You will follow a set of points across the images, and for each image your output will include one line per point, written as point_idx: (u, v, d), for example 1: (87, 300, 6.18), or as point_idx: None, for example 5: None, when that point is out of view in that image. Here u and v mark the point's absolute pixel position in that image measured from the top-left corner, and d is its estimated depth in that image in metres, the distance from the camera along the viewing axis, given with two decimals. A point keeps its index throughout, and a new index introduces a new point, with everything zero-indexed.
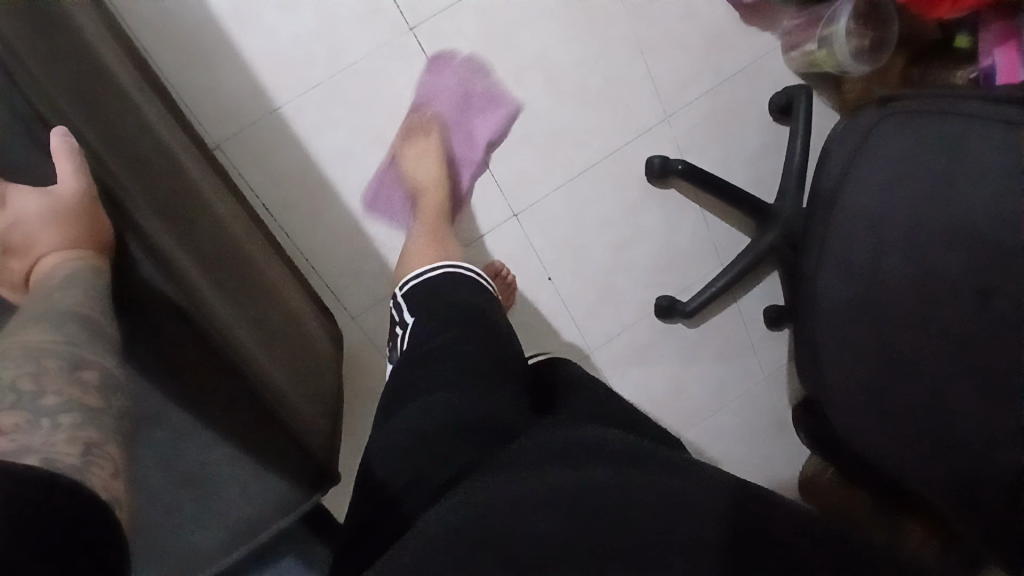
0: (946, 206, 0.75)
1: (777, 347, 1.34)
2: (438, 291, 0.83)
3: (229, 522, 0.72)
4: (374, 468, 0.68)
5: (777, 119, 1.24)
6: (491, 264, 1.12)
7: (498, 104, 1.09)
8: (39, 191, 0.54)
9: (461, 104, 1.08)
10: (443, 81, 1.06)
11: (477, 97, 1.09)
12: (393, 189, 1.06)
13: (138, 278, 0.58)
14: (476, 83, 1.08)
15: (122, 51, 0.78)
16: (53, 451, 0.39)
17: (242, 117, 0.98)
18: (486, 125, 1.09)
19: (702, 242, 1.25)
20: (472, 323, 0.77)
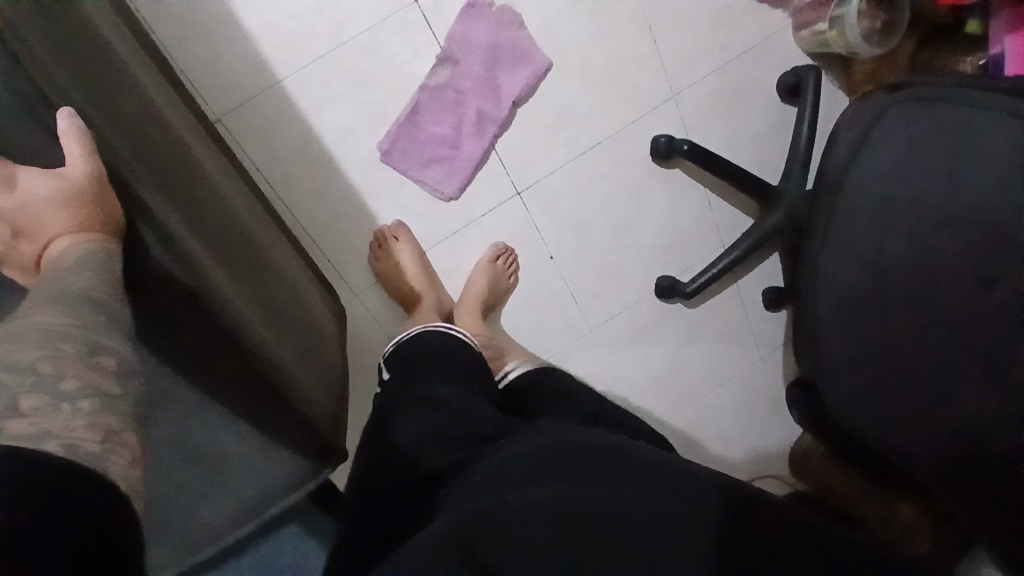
0: (950, 195, 0.75)
1: (774, 328, 1.35)
2: (409, 347, 0.88)
3: (242, 501, 0.76)
4: (382, 458, 0.69)
5: (785, 100, 1.23)
6: (495, 246, 1.12)
7: (528, 60, 1.07)
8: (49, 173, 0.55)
9: (489, 56, 1.05)
10: (474, 30, 1.04)
11: (509, 51, 1.06)
12: (413, 140, 1.05)
13: (154, 264, 0.59)
14: (509, 35, 1.06)
15: (122, 22, 0.77)
16: (74, 436, 0.40)
17: (243, 91, 0.97)
18: (512, 83, 1.07)
19: (705, 222, 1.25)
20: (450, 362, 0.83)
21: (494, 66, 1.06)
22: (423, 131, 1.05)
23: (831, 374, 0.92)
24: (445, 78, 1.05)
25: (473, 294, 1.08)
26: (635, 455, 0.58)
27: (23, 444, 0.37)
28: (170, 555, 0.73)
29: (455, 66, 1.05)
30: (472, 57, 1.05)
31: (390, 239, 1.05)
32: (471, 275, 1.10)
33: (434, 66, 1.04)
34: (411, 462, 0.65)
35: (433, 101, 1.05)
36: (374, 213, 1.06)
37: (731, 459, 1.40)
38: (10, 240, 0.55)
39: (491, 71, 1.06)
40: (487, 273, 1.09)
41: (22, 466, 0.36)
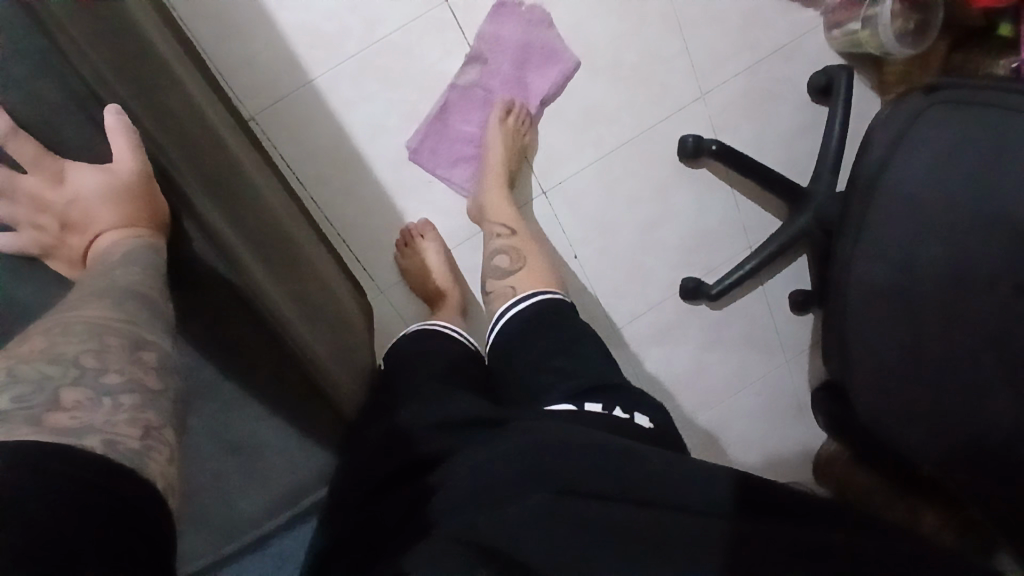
0: (986, 200, 0.74)
1: (801, 331, 1.33)
2: (409, 349, 0.87)
3: (273, 489, 0.80)
4: (386, 438, 0.69)
5: (815, 100, 1.22)
6: (501, 100, 1.06)
7: (556, 60, 1.07)
8: (99, 171, 0.59)
9: (519, 57, 1.07)
10: (503, 30, 1.05)
11: (537, 50, 1.07)
12: (440, 140, 1.06)
13: (195, 255, 0.65)
14: (538, 35, 1.06)
15: (161, 21, 0.78)
16: (114, 433, 0.38)
17: (276, 90, 0.98)
18: (541, 82, 1.08)
19: (732, 223, 1.24)
20: (454, 355, 0.86)
21: (523, 66, 1.08)
22: (452, 131, 1.07)
23: (866, 381, 0.90)
24: (474, 78, 1.06)
25: (498, 164, 1.04)
26: (651, 452, 0.59)
27: (65, 438, 0.36)
28: (205, 535, 0.79)
29: (484, 65, 1.06)
30: (503, 58, 1.07)
31: (417, 237, 1.06)
32: (489, 143, 1.04)
33: (465, 63, 1.05)
34: (415, 445, 0.65)
35: (462, 101, 1.07)
36: (401, 211, 1.06)
37: (752, 462, 1.39)
38: (60, 233, 0.59)
39: (521, 71, 1.07)
40: (504, 129, 1.05)
41: (64, 462, 0.34)
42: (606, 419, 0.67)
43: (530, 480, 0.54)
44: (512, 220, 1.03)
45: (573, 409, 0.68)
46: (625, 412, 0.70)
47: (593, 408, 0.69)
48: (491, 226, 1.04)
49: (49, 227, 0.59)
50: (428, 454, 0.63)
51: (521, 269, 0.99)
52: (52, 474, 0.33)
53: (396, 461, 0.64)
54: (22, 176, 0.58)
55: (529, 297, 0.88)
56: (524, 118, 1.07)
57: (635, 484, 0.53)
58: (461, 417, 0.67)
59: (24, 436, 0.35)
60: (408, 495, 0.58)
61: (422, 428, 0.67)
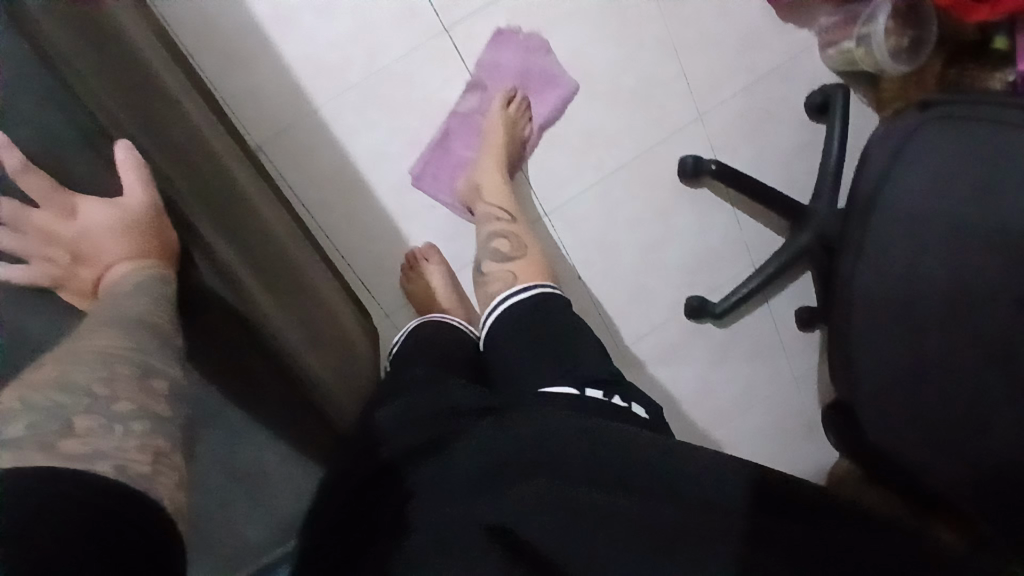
0: (986, 214, 0.74)
1: (806, 348, 1.33)
2: (414, 340, 0.89)
3: (280, 514, 0.80)
4: (365, 437, 0.68)
5: (812, 119, 1.23)
6: (505, 91, 1.08)
7: (555, 84, 1.10)
8: (111, 206, 0.61)
9: (518, 81, 1.10)
10: (502, 56, 1.08)
11: (536, 74, 1.10)
12: (441, 162, 1.07)
13: (201, 283, 0.66)
14: (536, 61, 1.09)
15: (170, 57, 0.81)
16: (125, 458, 0.39)
17: (282, 120, 1.00)
18: (541, 105, 1.10)
19: (734, 242, 1.25)
20: (451, 353, 0.86)
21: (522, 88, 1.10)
22: (452, 152, 1.08)
23: (874, 399, 0.90)
24: (475, 102, 1.08)
25: (498, 148, 1.05)
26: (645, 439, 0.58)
27: (74, 464, 0.36)
28: (212, 563, 0.79)
29: (483, 92, 1.08)
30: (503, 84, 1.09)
31: (421, 260, 1.07)
32: (488, 129, 1.06)
33: (466, 89, 1.07)
34: (387, 440, 0.64)
35: (464, 126, 1.09)
36: (406, 236, 1.08)
37: None
38: (70, 265, 0.61)
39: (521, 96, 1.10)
40: (506, 118, 1.06)
41: (77, 487, 0.35)
42: (607, 406, 0.68)
43: (527, 481, 0.53)
44: (508, 204, 1.04)
45: (576, 394, 0.69)
46: (623, 400, 0.71)
47: (593, 395, 0.70)
48: (485, 209, 1.04)
49: (59, 259, 0.60)
50: (396, 450, 0.61)
51: (521, 257, 0.99)
52: (65, 498, 0.34)
53: (371, 458, 0.62)
54: (35, 210, 0.60)
55: (527, 289, 0.88)
56: (524, 108, 1.08)
57: None
58: (434, 409, 0.66)
59: (38, 462, 0.35)
60: (381, 492, 0.56)
61: (395, 424, 0.66)
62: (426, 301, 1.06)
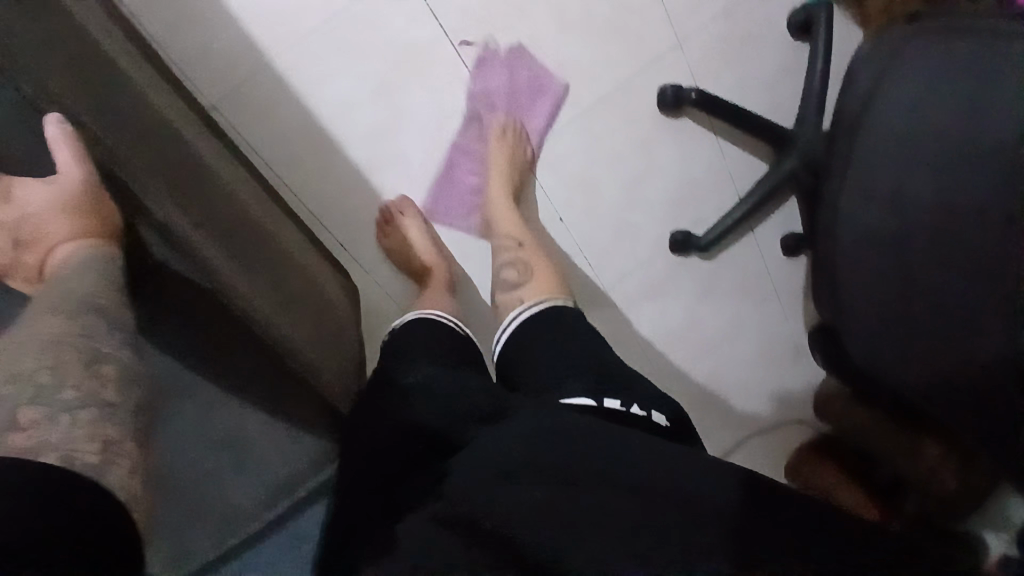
0: (968, 123, 0.71)
1: (793, 275, 1.33)
2: (416, 335, 0.84)
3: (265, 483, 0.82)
4: (363, 465, 0.71)
5: (795, 39, 1.19)
6: (495, 117, 1.07)
7: (544, 92, 1.08)
8: (48, 185, 0.61)
9: (510, 102, 1.08)
10: (490, 82, 1.06)
11: (526, 89, 1.08)
12: (448, 197, 1.08)
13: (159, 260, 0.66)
14: (522, 76, 1.07)
15: (108, 16, 0.76)
16: (72, 448, 0.40)
17: (237, 75, 0.95)
18: (537, 120, 1.09)
19: (718, 172, 1.22)
20: (448, 346, 0.84)
21: (515, 108, 1.09)
22: (459, 186, 1.08)
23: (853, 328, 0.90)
24: (474, 132, 1.07)
25: (500, 175, 1.04)
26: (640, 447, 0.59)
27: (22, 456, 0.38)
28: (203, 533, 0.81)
29: (481, 122, 1.07)
30: (499, 113, 1.08)
31: (396, 214, 1.04)
32: (487, 162, 1.05)
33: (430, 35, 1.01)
34: (394, 469, 0.66)
35: (464, 155, 1.08)
36: (379, 187, 1.04)
37: (753, 415, 1.37)
38: (16, 251, 0.63)
39: (515, 115, 1.08)
40: (502, 147, 1.05)
41: (28, 474, 0.37)
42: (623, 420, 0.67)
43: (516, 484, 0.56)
44: (518, 232, 1.03)
45: (592, 406, 0.69)
46: (643, 407, 0.69)
47: (610, 406, 0.69)
48: (498, 240, 1.03)
49: (5, 247, 0.63)
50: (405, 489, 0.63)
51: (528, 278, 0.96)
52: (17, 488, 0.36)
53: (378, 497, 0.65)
54: None
55: (535, 306, 0.87)
56: (516, 131, 1.07)
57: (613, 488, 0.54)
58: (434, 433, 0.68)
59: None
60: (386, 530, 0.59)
61: (396, 453, 0.68)
62: (403, 254, 1.04)
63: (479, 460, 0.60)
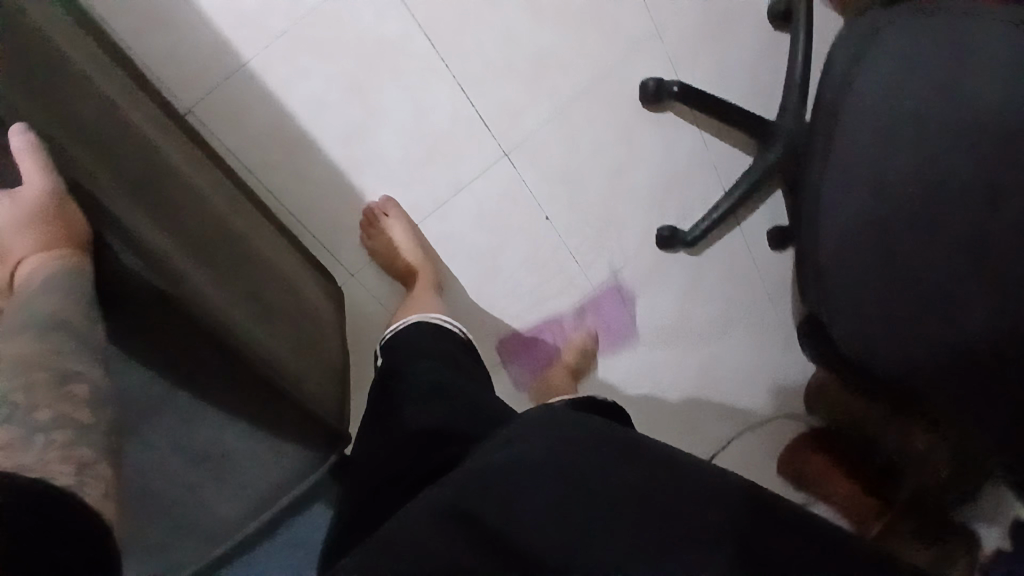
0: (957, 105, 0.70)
1: (778, 265, 1.33)
2: (409, 343, 0.87)
3: (249, 494, 0.80)
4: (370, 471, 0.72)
5: (776, 28, 1.20)
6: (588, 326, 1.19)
7: (625, 329, 1.24)
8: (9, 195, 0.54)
9: (601, 320, 1.22)
10: (602, 296, 1.21)
11: (616, 321, 1.23)
12: (517, 356, 1.17)
13: (125, 271, 0.58)
14: (622, 308, 1.23)
15: (74, 21, 0.74)
16: (48, 470, 0.39)
17: (210, 78, 0.93)
18: (606, 348, 1.22)
19: (701, 161, 1.22)
20: (441, 353, 0.85)
21: (602, 327, 1.22)
22: (530, 357, 1.18)
23: None
24: (563, 318, 1.19)
25: (567, 367, 1.14)
26: (637, 442, 0.59)
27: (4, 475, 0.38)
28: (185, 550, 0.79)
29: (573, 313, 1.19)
30: (592, 319, 1.21)
31: (380, 216, 1.03)
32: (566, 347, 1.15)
33: (406, 34, 1.00)
34: (398, 478, 0.67)
35: (546, 336, 1.18)
36: (360, 187, 1.03)
37: (747, 406, 1.35)
38: None
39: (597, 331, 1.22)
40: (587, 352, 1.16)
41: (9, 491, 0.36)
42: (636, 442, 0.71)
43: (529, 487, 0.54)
44: None
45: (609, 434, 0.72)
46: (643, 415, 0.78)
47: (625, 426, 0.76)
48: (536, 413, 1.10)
49: None
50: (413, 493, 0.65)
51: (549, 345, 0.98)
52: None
53: (392, 502, 0.66)
54: None
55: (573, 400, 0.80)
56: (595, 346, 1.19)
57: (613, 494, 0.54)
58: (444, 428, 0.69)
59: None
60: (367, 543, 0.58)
61: (401, 465, 0.69)
62: (386, 256, 1.03)
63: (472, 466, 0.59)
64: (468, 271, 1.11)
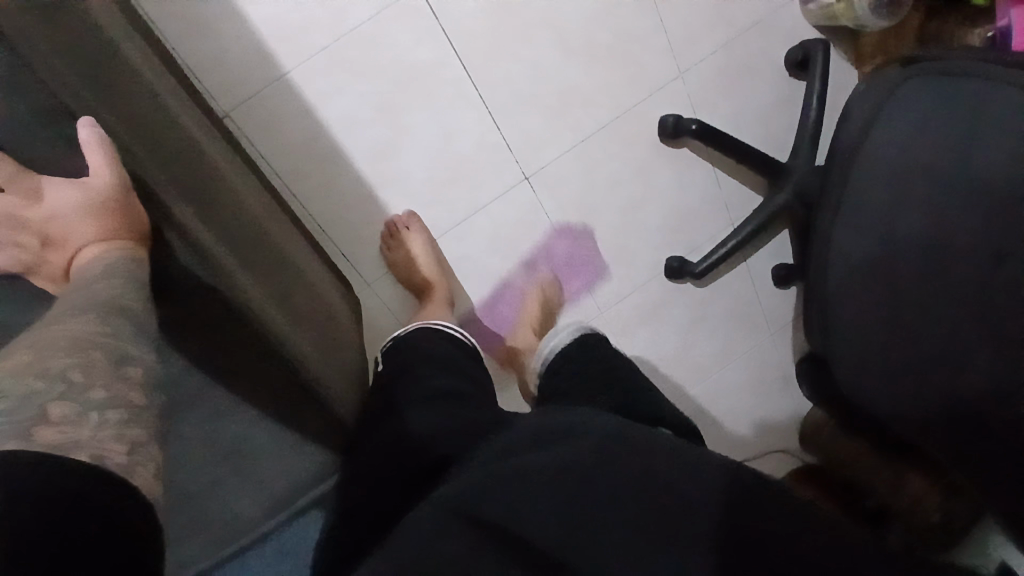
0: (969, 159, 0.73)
1: (783, 304, 1.36)
2: (412, 347, 0.89)
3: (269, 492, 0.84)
4: (378, 468, 0.73)
5: (792, 74, 1.23)
6: (548, 275, 1.17)
7: (592, 264, 1.21)
8: (77, 185, 0.59)
9: (562, 265, 1.19)
10: (557, 243, 1.17)
11: (579, 258, 1.20)
12: (485, 320, 1.17)
13: (179, 266, 0.65)
14: (582, 246, 1.19)
15: (127, 22, 0.77)
16: (102, 448, 0.41)
17: (249, 85, 0.95)
18: (576, 290, 1.21)
19: (714, 201, 1.25)
20: (449, 355, 0.88)
21: (566, 269, 1.20)
22: (494, 316, 1.18)
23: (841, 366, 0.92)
24: (520, 270, 1.16)
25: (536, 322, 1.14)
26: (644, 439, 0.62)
27: (55, 452, 0.39)
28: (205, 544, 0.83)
29: (533, 271, 1.17)
30: (551, 266, 1.18)
31: (401, 228, 1.06)
32: (529, 306, 1.15)
33: (440, 56, 1.02)
34: (399, 475, 0.69)
35: (506, 295, 1.17)
36: (383, 202, 1.06)
37: (734, 433, 1.42)
38: (40, 250, 0.61)
39: (561, 275, 1.19)
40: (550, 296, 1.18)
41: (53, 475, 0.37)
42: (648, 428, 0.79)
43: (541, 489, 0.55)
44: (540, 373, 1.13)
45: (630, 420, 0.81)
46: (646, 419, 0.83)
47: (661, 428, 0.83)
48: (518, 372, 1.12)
49: (30, 244, 0.61)
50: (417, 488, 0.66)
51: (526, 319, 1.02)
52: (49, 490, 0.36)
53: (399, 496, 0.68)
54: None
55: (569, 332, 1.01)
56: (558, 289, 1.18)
57: (623, 503, 0.53)
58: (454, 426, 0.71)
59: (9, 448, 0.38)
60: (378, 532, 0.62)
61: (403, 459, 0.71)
62: (401, 267, 1.06)
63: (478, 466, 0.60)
64: (480, 290, 1.15)
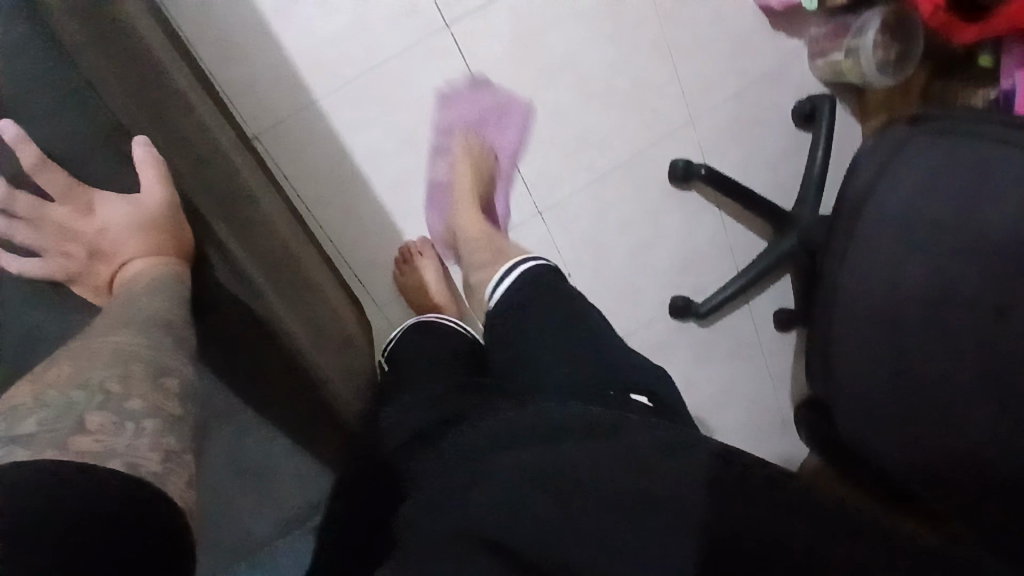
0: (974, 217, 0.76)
1: (783, 347, 1.39)
2: (413, 349, 0.89)
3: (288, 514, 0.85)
4: (364, 471, 0.72)
5: (801, 126, 1.29)
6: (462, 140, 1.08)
7: (511, 112, 1.10)
8: (128, 203, 0.67)
9: (474, 127, 1.10)
10: (457, 111, 1.08)
11: (492, 113, 1.10)
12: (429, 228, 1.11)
13: (219, 283, 0.72)
14: (487, 98, 1.09)
15: (171, 43, 0.79)
16: (137, 456, 0.41)
17: (279, 110, 0.97)
18: (507, 140, 1.11)
19: (719, 244, 1.29)
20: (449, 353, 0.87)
21: (482, 130, 1.10)
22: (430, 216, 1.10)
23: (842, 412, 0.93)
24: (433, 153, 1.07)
25: (467, 193, 1.06)
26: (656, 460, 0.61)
27: (90, 460, 0.39)
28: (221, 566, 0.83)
29: (450, 154, 1.08)
30: (464, 134, 1.09)
31: (415, 254, 1.09)
32: (455, 177, 1.07)
33: (461, 94, 1.07)
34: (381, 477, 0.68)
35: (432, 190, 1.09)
36: (400, 231, 1.09)
37: None
38: (88, 262, 0.68)
39: (480, 137, 1.10)
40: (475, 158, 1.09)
41: (90, 482, 0.37)
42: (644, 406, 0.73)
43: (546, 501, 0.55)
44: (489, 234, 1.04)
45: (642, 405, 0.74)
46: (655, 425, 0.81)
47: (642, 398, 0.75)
48: (468, 247, 1.04)
49: (78, 256, 0.68)
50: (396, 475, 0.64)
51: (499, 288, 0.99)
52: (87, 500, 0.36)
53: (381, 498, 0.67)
54: (52, 205, 0.67)
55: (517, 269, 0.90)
56: (483, 149, 1.09)
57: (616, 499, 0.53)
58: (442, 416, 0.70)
59: (50, 455, 0.38)
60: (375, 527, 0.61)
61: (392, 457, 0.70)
62: (409, 280, 1.08)
63: (465, 447, 0.60)
64: None
